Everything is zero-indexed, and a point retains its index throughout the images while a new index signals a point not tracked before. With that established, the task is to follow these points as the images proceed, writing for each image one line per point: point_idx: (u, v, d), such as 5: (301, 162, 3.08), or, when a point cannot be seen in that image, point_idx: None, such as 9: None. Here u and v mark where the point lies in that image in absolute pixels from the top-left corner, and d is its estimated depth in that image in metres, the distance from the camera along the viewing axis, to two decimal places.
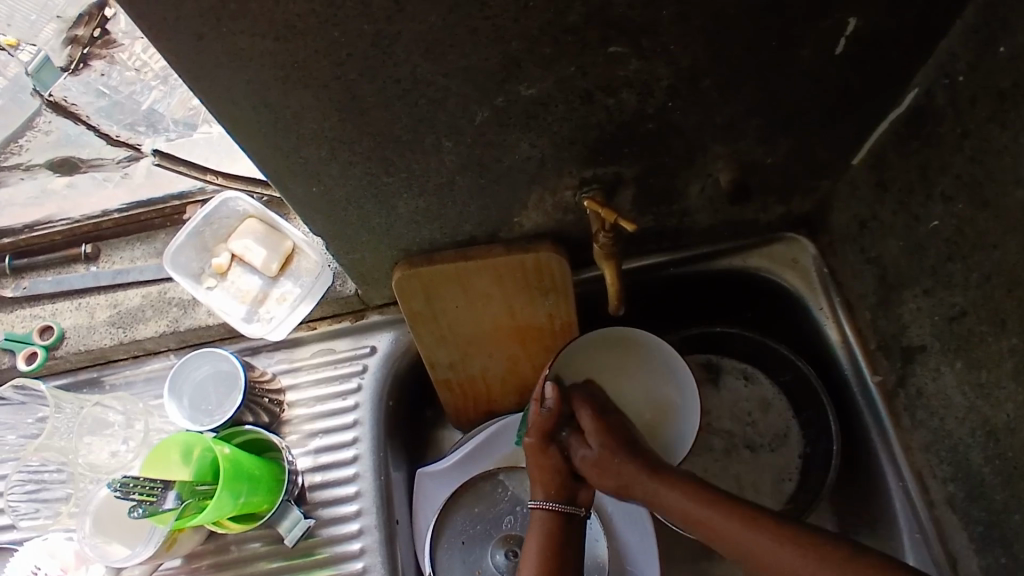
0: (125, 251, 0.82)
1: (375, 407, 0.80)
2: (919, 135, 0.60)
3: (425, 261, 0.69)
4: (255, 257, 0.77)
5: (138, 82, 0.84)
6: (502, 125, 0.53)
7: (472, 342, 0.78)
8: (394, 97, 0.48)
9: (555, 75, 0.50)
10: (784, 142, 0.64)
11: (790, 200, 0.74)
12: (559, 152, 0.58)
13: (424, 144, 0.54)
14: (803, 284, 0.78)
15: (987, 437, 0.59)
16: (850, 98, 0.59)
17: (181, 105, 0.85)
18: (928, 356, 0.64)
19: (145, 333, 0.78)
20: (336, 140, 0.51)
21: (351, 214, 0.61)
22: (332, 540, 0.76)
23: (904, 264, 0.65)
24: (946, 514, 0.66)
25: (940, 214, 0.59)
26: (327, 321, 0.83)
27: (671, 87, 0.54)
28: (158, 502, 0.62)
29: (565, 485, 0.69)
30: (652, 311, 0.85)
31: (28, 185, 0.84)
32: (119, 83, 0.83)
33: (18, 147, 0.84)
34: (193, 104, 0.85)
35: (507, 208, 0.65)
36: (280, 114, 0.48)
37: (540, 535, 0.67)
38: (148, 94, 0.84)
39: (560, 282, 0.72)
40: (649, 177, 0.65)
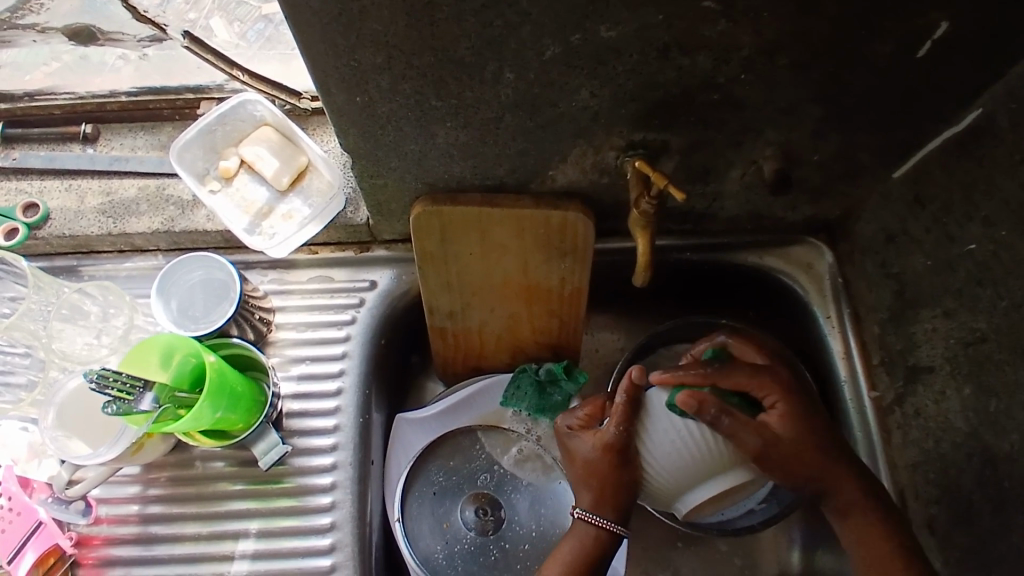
0: (126, 138, 0.78)
1: (367, 343, 0.78)
2: (972, 154, 0.59)
3: (448, 201, 0.67)
4: (265, 167, 0.73)
5: None
6: (569, 65, 0.51)
7: (477, 293, 0.76)
8: (469, 11, 0.45)
9: (639, 20, 0.47)
10: (836, 140, 0.62)
11: (820, 204, 0.73)
12: (616, 107, 0.56)
13: (484, 71, 0.51)
14: (814, 290, 0.78)
15: (982, 464, 0.60)
16: (912, 108, 0.58)
17: (177, 15, 0.73)
18: (934, 376, 0.65)
19: (136, 227, 0.74)
20: (395, 48, 0.48)
21: (387, 135, 0.58)
22: (303, 471, 0.73)
23: (928, 283, 0.65)
24: (922, 534, 0.67)
25: (979, 238, 0.58)
26: (328, 248, 0.80)
27: (748, 59, 0.51)
28: (133, 402, 0.58)
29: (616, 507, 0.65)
30: (658, 292, 0.85)
31: (38, 52, 0.78)
32: None
33: (38, 6, 0.77)
34: (190, 17, 0.73)
35: (546, 158, 0.63)
36: (346, 3, 0.44)
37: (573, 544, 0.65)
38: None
39: (581, 246, 0.70)
40: (695, 152, 0.63)
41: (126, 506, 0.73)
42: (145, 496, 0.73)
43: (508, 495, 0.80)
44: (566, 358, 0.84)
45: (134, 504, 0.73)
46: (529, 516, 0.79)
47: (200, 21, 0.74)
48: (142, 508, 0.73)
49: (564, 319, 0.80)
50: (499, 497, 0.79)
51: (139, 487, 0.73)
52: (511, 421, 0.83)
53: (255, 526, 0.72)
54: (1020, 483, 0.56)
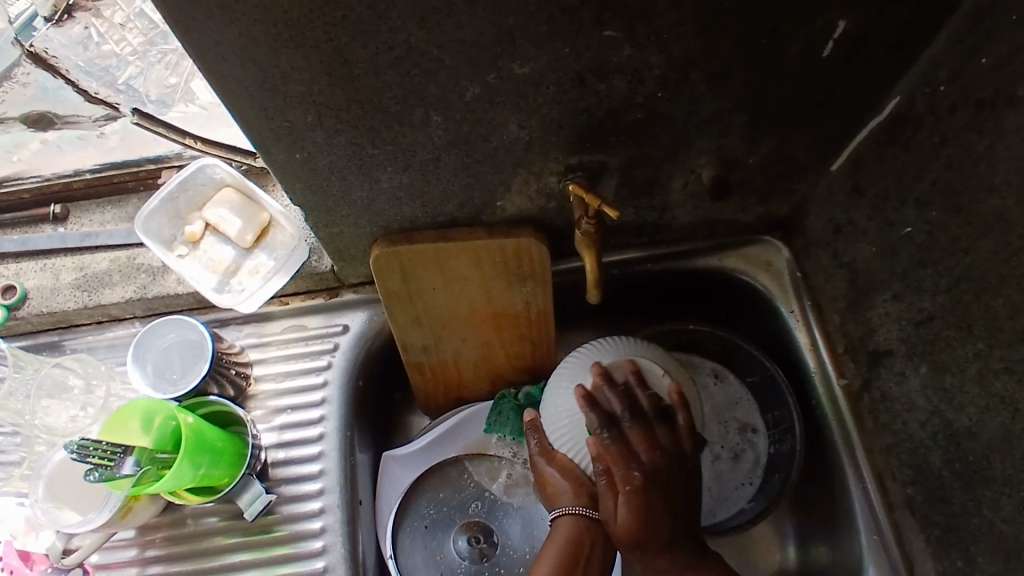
0: (94, 214, 0.80)
1: (345, 385, 0.79)
2: (897, 142, 0.61)
3: (404, 240, 0.69)
4: (229, 226, 0.76)
5: (114, 56, 0.77)
6: (492, 102, 0.53)
7: (446, 325, 0.78)
8: (386, 64, 0.48)
9: (549, 53, 0.49)
10: (767, 143, 0.64)
11: (767, 203, 0.75)
12: (547, 135, 0.58)
13: (412, 117, 0.53)
14: (775, 286, 0.80)
15: (948, 441, 0.61)
16: (832, 105, 0.60)
17: (158, 82, 0.79)
18: (893, 359, 0.66)
19: (111, 298, 0.76)
20: (323, 105, 0.51)
21: (333, 185, 0.60)
22: (292, 517, 0.75)
23: (875, 269, 0.66)
24: (904, 515, 0.68)
25: (913, 220, 0.60)
26: (299, 297, 0.82)
27: (662, 77, 0.54)
28: (115, 467, 0.61)
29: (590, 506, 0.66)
30: (628, 306, 0.86)
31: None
32: (94, 52, 0.76)
33: None
34: (170, 83, 0.80)
35: (491, 190, 0.65)
36: (267, 71, 0.47)
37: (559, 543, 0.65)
38: (123, 68, 0.77)
39: (539, 270, 0.72)
40: (634, 168, 0.65)
41: (125, 569, 0.74)
42: (142, 558, 0.74)
43: (499, 521, 0.81)
44: (543, 378, 0.86)
45: (132, 567, 0.74)
46: (521, 539, 0.80)
47: (181, 85, 0.80)
48: (141, 570, 0.74)
49: (535, 342, 0.81)
50: (491, 524, 0.81)
51: (136, 550, 0.75)
52: (495, 447, 0.85)
53: None
54: (984, 456, 0.57)
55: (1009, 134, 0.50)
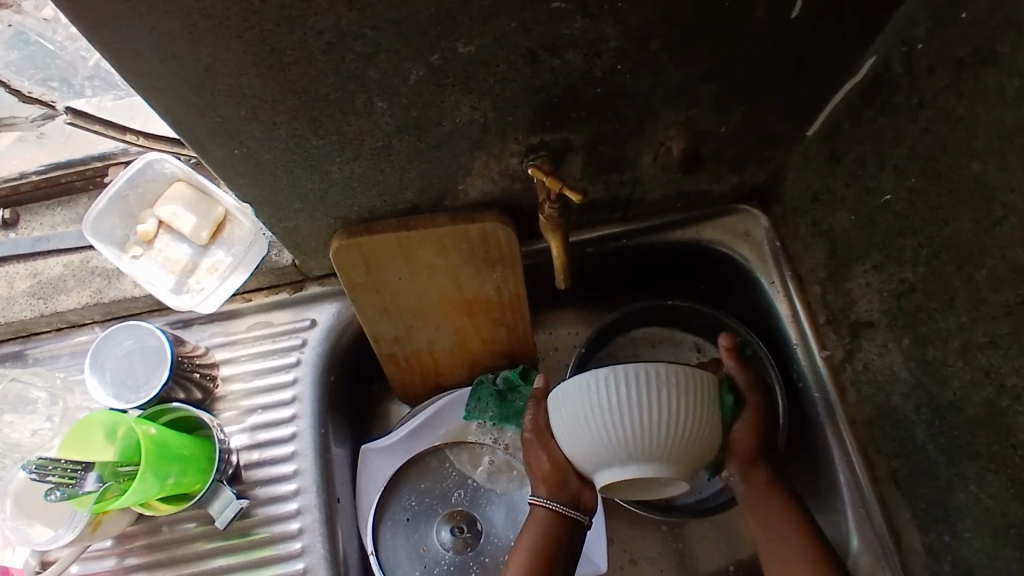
0: (45, 217, 0.77)
1: (316, 381, 0.77)
2: (874, 104, 0.57)
3: (365, 231, 0.66)
4: (183, 223, 0.73)
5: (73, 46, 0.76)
6: (439, 84, 0.50)
7: (417, 314, 0.75)
8: (317, 51, 0.44)
9: (494, 31, 0.46)
10: (738, 111, 0.61)
11: (742, 171, 0.72)
12: (503, 116, 0.55)
13: (355, 104, 0.50)
14: (754, 256, 0.77)
15: (932, 414, 0.59)
16: (805, 68, 0.57)
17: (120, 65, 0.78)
18: (875, 331, 0.64)
19: (66, 304, 0.73)
20: (255, 98, 0.47)
21: (281, 178, 0.57)
22: (270, 520, 0.73)
23: (853, 239, 0.64)
24: (890, 488, 0.67)
25: (892, 187, 0.57)
26: (262, 292, 0.79)
27: (620, 49, 0.50)
28: (77, 484, 0.59)
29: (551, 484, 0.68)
30: (606, 283, 0.84)
31: None
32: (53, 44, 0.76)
33: None
34: None
35: (451, 175, 0.62)
36: (188, 65, 0.43)
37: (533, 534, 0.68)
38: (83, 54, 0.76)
39: (507, 254, 0.69)
40: (599, 145, 0.62)
41: None
42: (122, 567, 0.72)
43: (483, 509, 0.80)
44: (521, 362, 0.84)
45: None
46: (506, 527, 0.79)
47: None
48: None
49: (510, 326, 0.79)
50: (474, 513, 0.80)
51: (115, 560, 0.72)
52: (476, 434, 0.83)
53: None
54: (968, 431, 0.55)
55: (990, 95, 0.47)
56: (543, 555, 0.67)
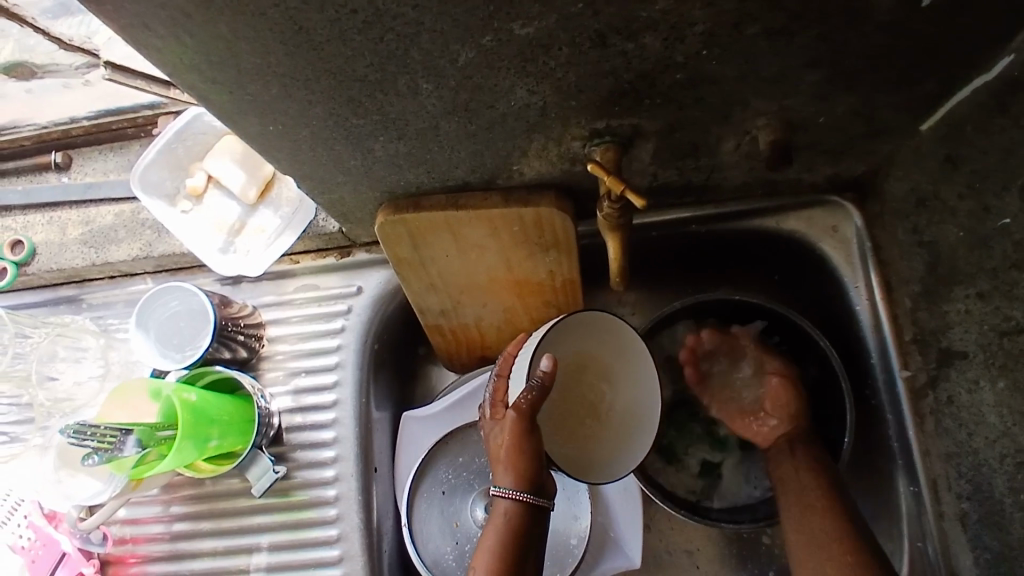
0: (97, 162, 0.78)
1: (359, 351, 0.75)
2: (1009, 112, 0.50)
3: (412, 207, 0.61)
4: (231, 181, 0.71)
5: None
6: (491, 67, 0.44)
7: (465, 292, 0.71)
8: (352, 30, 0.39)
9: (556, 12, 0.39)
10: (842, 102, 0.52)
11: (840, 163, 0.63)
12: (564, 100, 0.48)
13: (398, 85, 0.45)
14: (840, 256, 0.69)
15: (1016, 468, 0.53)
16: (931, 60, 0.47)
17: None
18: (968, 363, 0.57)
19: (118, 256, 0.73)
20: (286, 77, 0.43)
21: (320, 154, 0.53)
22: (308, 484, 0.73)
23: (961, 258, 0.56)
24: (953, 528, 0.61)
25: (1015, 213, 0.50)
26: (310, 256, 0.76)
27: (706, 34, 0.42)
28: (116, 449, 0.59)
29: (529, 472, 0.56)
30: (674, 265, 0.77)
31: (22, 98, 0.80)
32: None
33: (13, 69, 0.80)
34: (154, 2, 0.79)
35: (504, 156, 0.56)
36: (209, 41, 0.39)
37: (495, 529, 0.56)
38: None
39: (563, 240, 0.64)
40: (674, 132, 0.54)
41: (151, 525, 0.75)
42: (168, 514, 0.75)
43: None
44: None
45: (160, 522, 0.75)
46: None
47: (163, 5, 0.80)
48: (167, 526, 0.74)
49: (562, 309, 0.74)
50: None
51: (162, 506, 0.75)
52: None
53: (267, 540, 0.73)
54: None
55: None
56: (511, 556, 0.55)
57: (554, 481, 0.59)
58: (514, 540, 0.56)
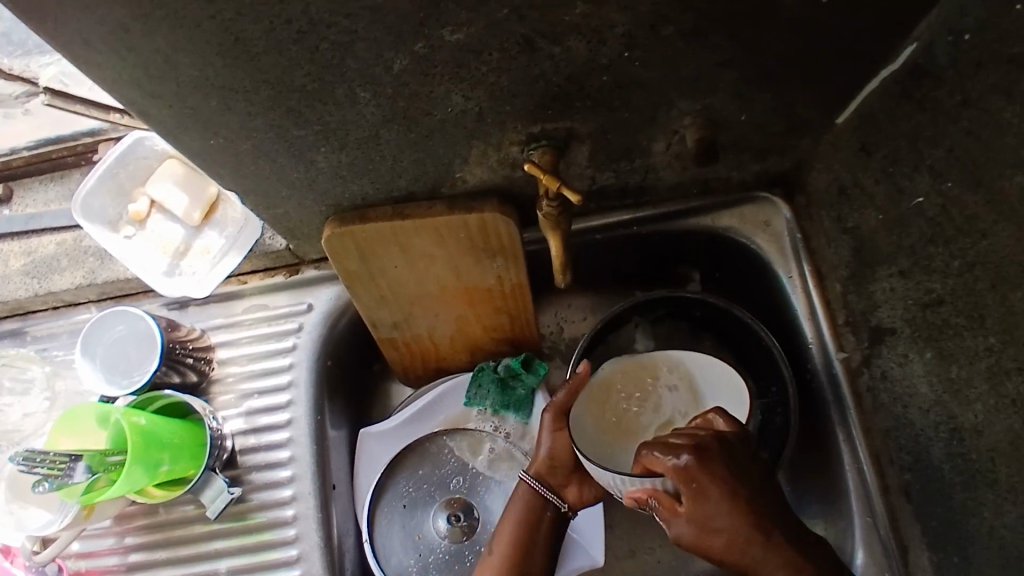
0: (37, 192, 0.77)
1: (312, 368, 0.75)
2: (913, 97, 0.53)
3: (358, 218, 0.62)
4: (175, 203, 0.71)
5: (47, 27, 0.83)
6: (425, 73, 0.45)
7: (416, 302, 0.72)
8: (287, 40, 0.40)
9: (483, 18, 0.41)
10: (760, 99, 0.55)
11: (765, 159, 0.67)
12: (499, 104, 0.50)
13: (336, 94, 0.46)
14: (772, 247, 0.72)
15: (951, 434, 0.56)
16: (836, 56, 0.51)
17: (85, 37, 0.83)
18: (897, 339, 0.60)
19: (61, 285, 0.72)
20: (225, 89, 0.44)
21: (264, 168, 0.54)
22: (265, 505, 0.72)
23: (881, 240, 0.59)
24: (899, 499, 0.64)
25: (926, 190, 0.53)
26: (258, 275, 0.76)
27: (628, 35, 0.45)
28: (66, 475, 0.58)
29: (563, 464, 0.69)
30: (618, 268, 0.80)
31: None
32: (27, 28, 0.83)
33: None
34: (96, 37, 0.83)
35: (446, 163, 0.57)
36: (147, 56, 0.40)
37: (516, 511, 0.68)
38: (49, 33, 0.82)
39: (508, 244, 0.65)
40: (607, 134, 0.57)
41: (106, 558, 0.72)
42: (122, 546, 0.72)
43: (482, 497, 0.77)
44: (526, 350, 0.81)
45: (113, 555, 0.72)
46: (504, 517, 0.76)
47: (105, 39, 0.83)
48: (122, 558, 0.72)
49: (513, 315, 0.76)
50: (472, 501, 0.77)
51: (115, 538, 0.73)
52: (475, 420, 0.81)
53: (226, 566, 0.71)
54: (988, 457, 0.52)
55: None
56: (522, 539, 0.66)
57: (578, 492, 0.70)
58: (528, 528, 0.67)
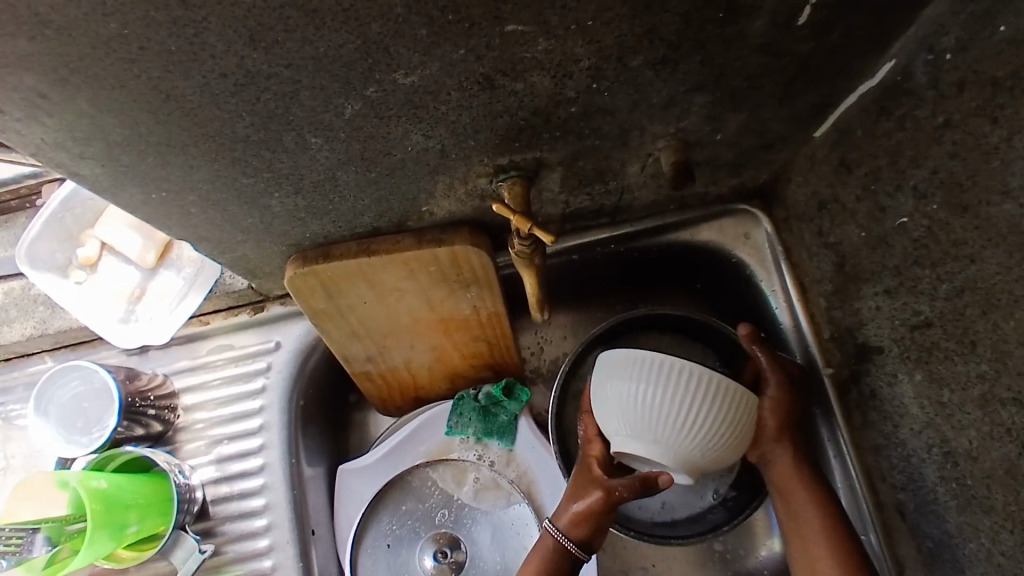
0: None
1: (284, 409, 0.71)
2: (891, 115, 0.51)
3: (321, 257, 0.59)
4: (127, 246, 0.68)
5: None
6: (380, 116, 0.42)
7: (389, 336, 0.69)
8: (224, 93, 0.37)
9: (437, 60, 0.38)
10: (736, 119, 0.53)
11: (742, 174, 0.64)
12: (462, 141, 0.47)
13: (284, 142, 0.43)
14: (754, 260, 0.70)
15: (944, 457, 0.54)
16: (814, 74, 0.49)
17: None
18: (885, 358, 0.58)
19: (11, 337, 0.68)
20: (161, 145, 0.40)
21: (214, 216, 0.50)
22: (242, 557, 0.69)
23: (865, 257, 0.57)
24: (893, 517, 0.62)
25: (910, 211, 0.51)
26: (220, 315, 0.72)
27: (594, 68, 0.42)
28: (25, 550, 0.56)
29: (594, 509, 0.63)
30: (598, 285, 0.77)
31: None
32: None
33: None
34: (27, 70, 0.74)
35: (410, 199, 0.54)
36: (71, 118, 0.37)
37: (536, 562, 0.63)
38: None
39: (482, 276, 0.62)
40: (578, 161, 0.54)
41: None
42: None
43: (468, 530, 0.75)
44: (506, 376, 0.78)
45: None
46: (492, 550, 0.73)
47: None
48: None
49: (491, 342, 0.73)
50: (458, 534, 0.74)
51: None
52: (459, 449, 0.78)
53: None
54: (984, 484, 0.50)
55: None
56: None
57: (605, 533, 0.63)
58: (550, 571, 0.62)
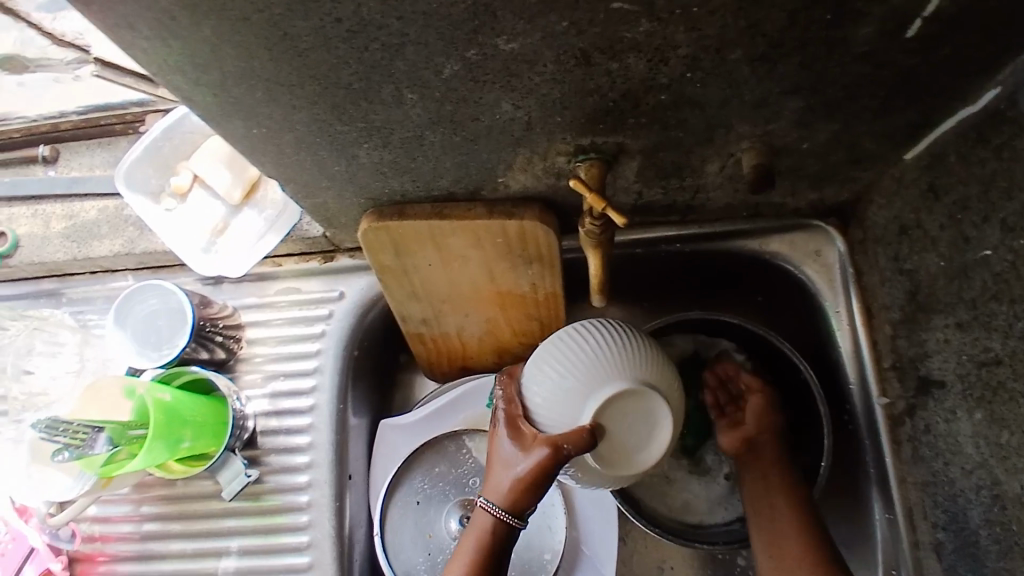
0: (84, 157, 0.79)
1: (339, 356, 0.74)
2: (989, 144, 0.50)
3: (395, 214, 0.61)
4: (216, 181, 0.72)
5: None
6: (476, 80, 0.44)
7: (447, 302, 0.71)
8: (337, 38, 0.39)
9: (541, 30, 0.39)
10: (826, 129, 0.52)
11: (822, 188, 0.63)
12: (548, 115, 0.48)
13: (381, 93, 0.45)
14: (821, 277, 0.69)
15: (992, 500, 0.53)
16: (913, 92, 0.48)
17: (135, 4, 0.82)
18: (946, 393, 0.57)
19: (99, 251, 0.73)
20: (271, 82, 0.43)
21: (304, 159, 0.53)
22: (282, 489, 0.73)
23: (940, 287, 0.56)
24: (929, 557, 0.61)
25: (995, 244, 0.50)
26: (292, 258, 0.75)
27: (691, 57, 0.42)
28: (88, 446, 0.60)
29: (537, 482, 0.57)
30: (656, 283, 0.77)
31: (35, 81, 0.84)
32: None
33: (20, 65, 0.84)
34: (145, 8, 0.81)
35: (488, 168, 0.56)
36: (195, 46, 0.40)
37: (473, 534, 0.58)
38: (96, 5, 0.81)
39: (546, 254, 0.63)
40: (658, 152, 0.55)
41: (122, 525, 0.74)
42: (139, 513, 0.74)
43: None
44: None
45: (129, 522, 0.74)
46: None
47: None
48: (137, 526, 0.74)
49: (544, 322, 0.74)
50: None
51: (132, 506, 0.74)
52: None
53: (236, 545, 0.72)
54: None
55: None
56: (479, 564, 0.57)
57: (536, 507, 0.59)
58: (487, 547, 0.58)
